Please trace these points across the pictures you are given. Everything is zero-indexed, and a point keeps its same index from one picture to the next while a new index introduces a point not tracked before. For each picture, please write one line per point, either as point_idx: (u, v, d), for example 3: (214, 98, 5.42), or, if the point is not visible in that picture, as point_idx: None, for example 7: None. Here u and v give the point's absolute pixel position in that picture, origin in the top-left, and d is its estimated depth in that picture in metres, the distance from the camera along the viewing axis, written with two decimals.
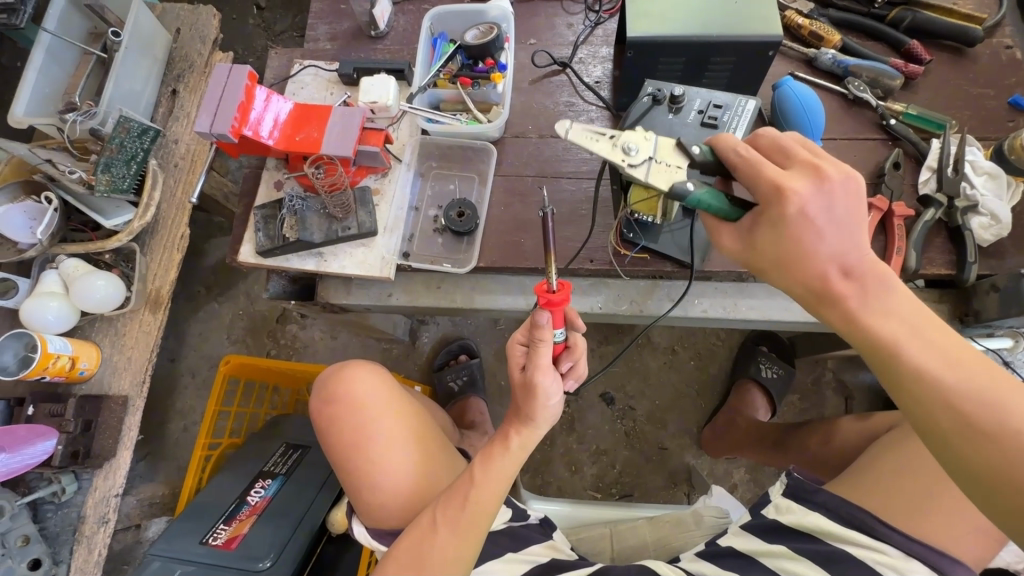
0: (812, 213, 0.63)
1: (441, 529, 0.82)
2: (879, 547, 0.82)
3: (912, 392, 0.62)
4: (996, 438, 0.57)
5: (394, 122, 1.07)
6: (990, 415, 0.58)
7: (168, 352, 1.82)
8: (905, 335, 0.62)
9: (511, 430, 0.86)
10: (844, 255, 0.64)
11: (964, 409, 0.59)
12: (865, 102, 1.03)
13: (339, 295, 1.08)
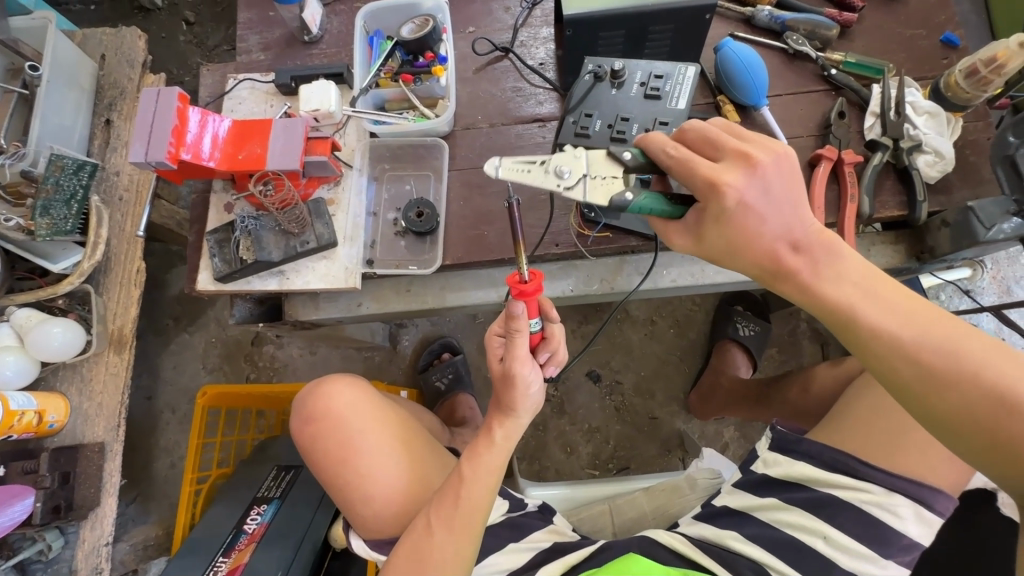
0: (753, 197, 0.65)
1: (437, 534, 0.82)
2: (862, 487, 0.85)
3: (869, 350, 0.65)
4: (949, 382, 0.61)
5: (340, 128, 1.04)
6: (943, 361, 0.62)
7: (143, 390, 1.77)
8: (859, 296, 0.65)
9: (494, 423, 0.86)
10: (791, 230, 0.67)
11: (922, 359, 0.62)
12: (805, 55, 1.04)
13: (307, 312, 1.06)
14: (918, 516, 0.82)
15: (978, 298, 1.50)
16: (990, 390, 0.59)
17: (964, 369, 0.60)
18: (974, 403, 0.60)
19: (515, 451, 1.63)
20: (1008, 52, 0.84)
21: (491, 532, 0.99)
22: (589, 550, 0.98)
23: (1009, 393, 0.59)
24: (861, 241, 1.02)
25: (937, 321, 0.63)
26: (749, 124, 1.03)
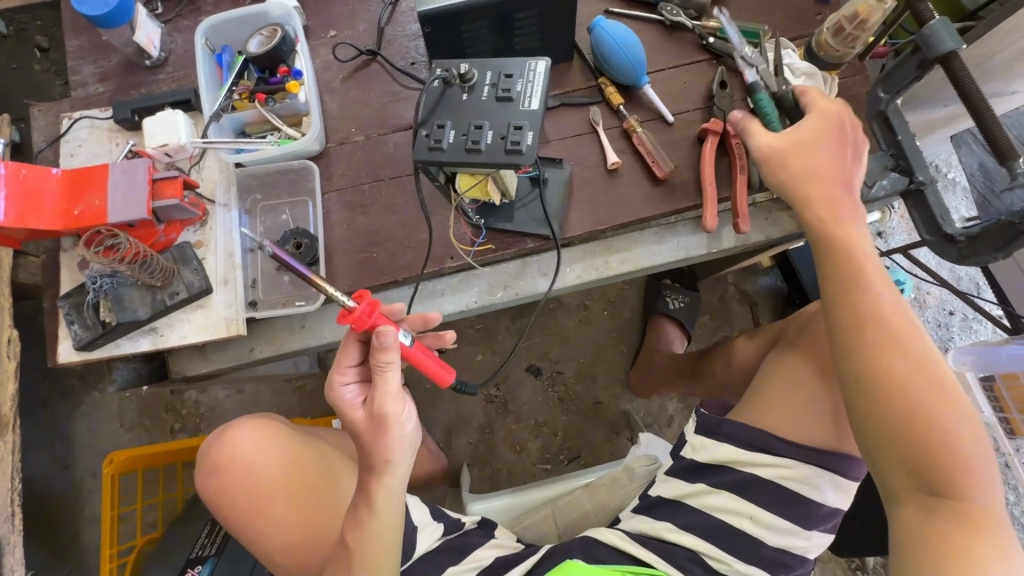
0: (835, 148, 0.80)
1: None
2: (785, 465, 0.85)
3: (853, 302, 0.75)
4: (908, 356, 0.71)
5: (196, 162, 0.94)
6: (908, 337, 0.72)
7: (58, 461, 1.58)
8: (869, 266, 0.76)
9: (369, 482, 0.76)
10: (847, 190, 0.80)
11: (895, 329, 0.72)
12: (681, 25, 1.01)
13: (194, 365, 0.97)
14: (835, 484, 0.85)
15: (887, 241, 1.55)
16: (940, 380, 0.71)
17: (918, 356, 0.71)
18: (920, 386, 0.70)
19: (466, 458, 1.58)
20: (867, 7, 0.84)
21: (429, 557, 0.95)
22: (533, 559, 0.94)
23: (954, 395, 0.70)
24: (759, 211, 1.01)
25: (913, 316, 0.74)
26: (634, 103, 0.99)
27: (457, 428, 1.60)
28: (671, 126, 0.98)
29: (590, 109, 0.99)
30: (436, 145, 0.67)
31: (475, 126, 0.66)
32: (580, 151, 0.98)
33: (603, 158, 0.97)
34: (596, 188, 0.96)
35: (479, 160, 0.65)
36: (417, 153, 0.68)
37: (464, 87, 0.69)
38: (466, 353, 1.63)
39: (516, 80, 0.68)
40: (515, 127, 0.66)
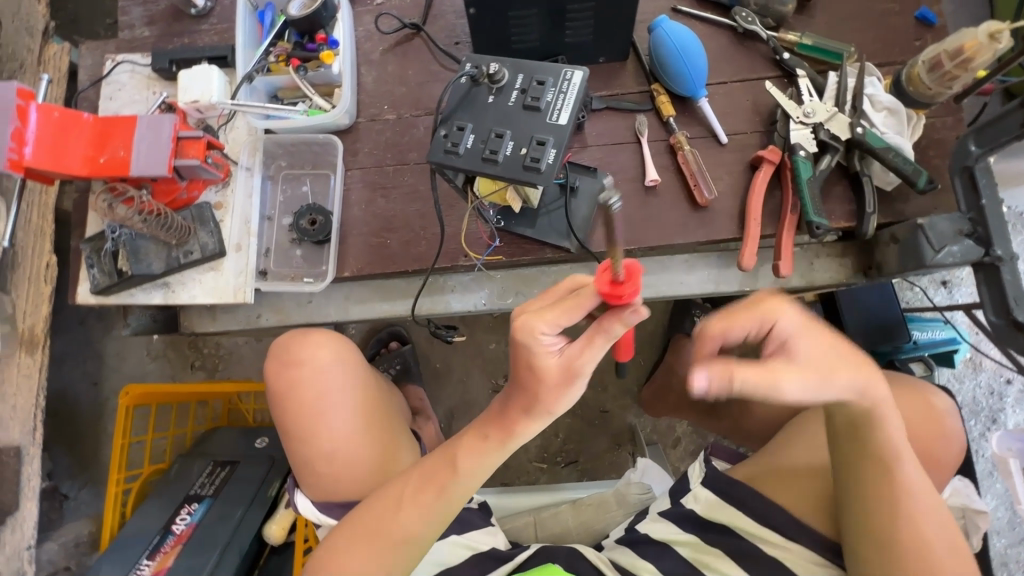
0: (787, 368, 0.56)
1: (405, 511, 0.73)
2: (797, 553, 0.79)
3: (867, 487, 0.68)
4: (931, 547, 0.65)
5: (224, 122, 0.94)
6: (928, 528, 0.66)
7: (90, 377, 1.63)
8: (905, 462, 0.67)
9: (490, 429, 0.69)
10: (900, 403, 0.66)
11: (916, 516, 0.66)
12: (755, 35, 0.91)
13: (203, 322, 0.99)
14: None
15: (950, 294, 1.40)
16: (959, 553, 0.66)
17: (942, 548, 0.65)
18: (947, 569, 0.65)
19: None
20: (976, 44, 0.73)
21: None
22: (522, 557, 0.90)
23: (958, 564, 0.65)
24: (804, 254, 0.93)
25: (934, 499, 0.67)
26: (686, 117, 0.91)
27: (459, 413, 1.56)
28: (723, 147, 0.89)
29: (636, 117, 0.91)
30: (452, 148, 0.62)
31: (496, 133, 0.62)
32: (619, 162, 0.91)
33: (642, 173, 0.90)
34: (629, 203, 0.89)
35: (494, 171, 0.61)
36: (432, 153, 0.63)
37: (492, 89, 0.64)
38: (479, 340, 1.58)
39: (547, 88, 0.63)
40: (537, 141, 0.61)
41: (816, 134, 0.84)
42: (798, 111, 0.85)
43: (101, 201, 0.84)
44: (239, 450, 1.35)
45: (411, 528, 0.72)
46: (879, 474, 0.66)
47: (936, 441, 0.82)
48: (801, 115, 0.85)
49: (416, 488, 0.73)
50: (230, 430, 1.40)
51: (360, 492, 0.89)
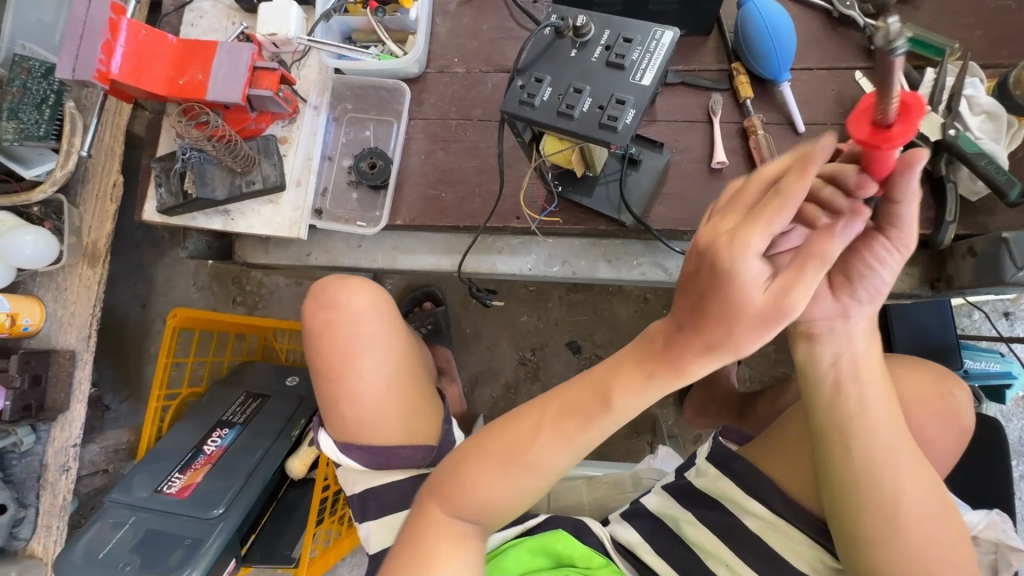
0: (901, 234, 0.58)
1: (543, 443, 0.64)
2: (780, 526, 0.78)
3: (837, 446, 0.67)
4: (915, 504, 0.65)
5: (298, 59, 0.95)
6: (912, 488, 0.66)
7: (139, 299, 1.70)
8: (887, 408, 0.66)
9: (613, 387, 0.60)
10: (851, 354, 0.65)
11: (905, 476, 0.66)
12: (851, 21, 0.86)
13: (255, 253, 1.02)
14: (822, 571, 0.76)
15: (1012, 326, 1.33)
16: (939, 507, 0.66)
17: (923, 505, 0.66)
18: (932, 524, 0.66)
19: (484, 410, 1.56)
20: None
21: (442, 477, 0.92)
22: (531, 523, 0.91)
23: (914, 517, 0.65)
24: None
25: (920, 460, 0.67)
26: (764, 100, 0.87)
27: (483, 380, 1.58)
28: (799, 137, 0.86)
29: (711, 96, 0.88)
30: (528, 99, 0.61)
31: (575, 88, 0.60)
32: (687, 140, 0.88)
33: (709, 154, 0.87)
34: (691, 184, 0.87)
35: (568, 126, 0.60)
36: (505, 102, 0.63)
37: (576, 43, 0.62)
38: (511, 311, 1.58)
39: (634, 46, 0.61)
40: (617, 101, 0.59)
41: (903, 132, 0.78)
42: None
43: (177, 122, 0.85)
44: (270, 386, 1.40)
45: (508, 490, 0.66)
46: (858, 425, 0.66)
47: (926, 417, 0.78)
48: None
49: (508, 447, 0.65)
50: (264, 366, 1.46)
51: (387, 440, 0.90)
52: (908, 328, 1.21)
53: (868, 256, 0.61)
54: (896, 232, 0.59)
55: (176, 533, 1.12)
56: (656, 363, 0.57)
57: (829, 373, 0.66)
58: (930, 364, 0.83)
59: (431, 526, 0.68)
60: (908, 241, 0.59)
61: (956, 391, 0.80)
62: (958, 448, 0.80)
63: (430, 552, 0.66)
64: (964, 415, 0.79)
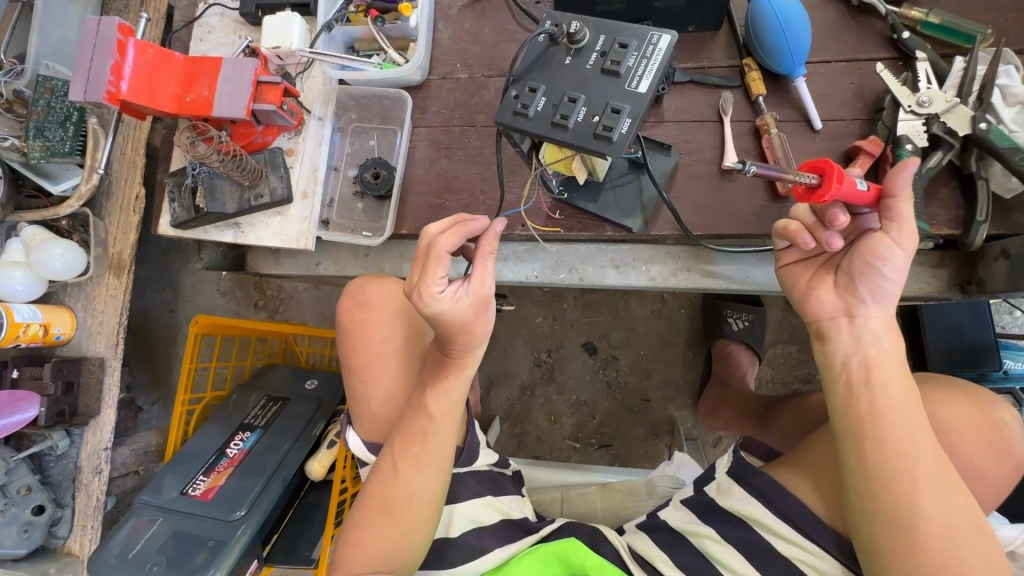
0: (898, 245, 0.64)
1: (404, 472, 0.78)
2: (808, 548, 0.74)
3: (858, 440, 0.65)
4: (941, 517, 0.61)
5: (302, 70, 0.95)
6: (935, 505, 0.61)
7: (167, 304, 1.75)
8: (910, 410, 0.64)
9: (431, 385, 0.79)
10: (863, 349, 0.67)
11: (931, 488, 0.61)
12: (872, 8, 0.81)
13: (268, 263, 1.04)
14: None
15: None
16: (971, 526, 0.61)
17: (950, 522, 0.60)
18: (965, 542, 0.60)
19: (500, 412, 1.56)
20: None
21: (458, 483, 0.91)
22: (546, 530, 0.90)
23: (949, 524, 0.60)
24: None
25: (949, 477, 0.62)
26: (778, 96, 0.83)
27: (499, 381, 1.56)
28: (815, 134, 0.82)
29: (721, 94, 0.85)
30: (522, 111, 0.60)
31: (569, 99, 0.59)
32: (696, 141, 0.85)
33: (720, 155, 0.84)
34: (701, 186, 0.84)
35: (562, 137, 0.58)
36: (500, 114, 0.61)
37: (570, 50, 0.61)
38: (526, 312, 1.57)
39: (630, 52, 0.59)
40: (612, 110, 0.58)
41: (929, 127, 0.74)
42: (911, 99, 0.75)
43: (183, 140, 0.85)
44: (290, 389, 1.39)
45: (408, 482, 0.77)
46: (872, 426, 0.64)
47: (976, 447, 0.71)
48: (914, 103, 0.75)
49: (408, 446, 0.79)
50: (287, 369, 1.44)
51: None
52: (939, 329, 1.15)
53: (865, 253, 0.65)
54: (895, 227, 0.64)
55: (201, 535, 1.15)
56: (446, 357, 0.78)
57: (840, 373, 0.68)
58: (979, 390, 0.76)
59: (362, 526, 0.79)
60: (908, 239, 0.63)
61: (1006, 417, 0.73)
62: (1010, 479, 0.73)
63: (366, 540, 0.77)
64: (1018, 447, 0.72)
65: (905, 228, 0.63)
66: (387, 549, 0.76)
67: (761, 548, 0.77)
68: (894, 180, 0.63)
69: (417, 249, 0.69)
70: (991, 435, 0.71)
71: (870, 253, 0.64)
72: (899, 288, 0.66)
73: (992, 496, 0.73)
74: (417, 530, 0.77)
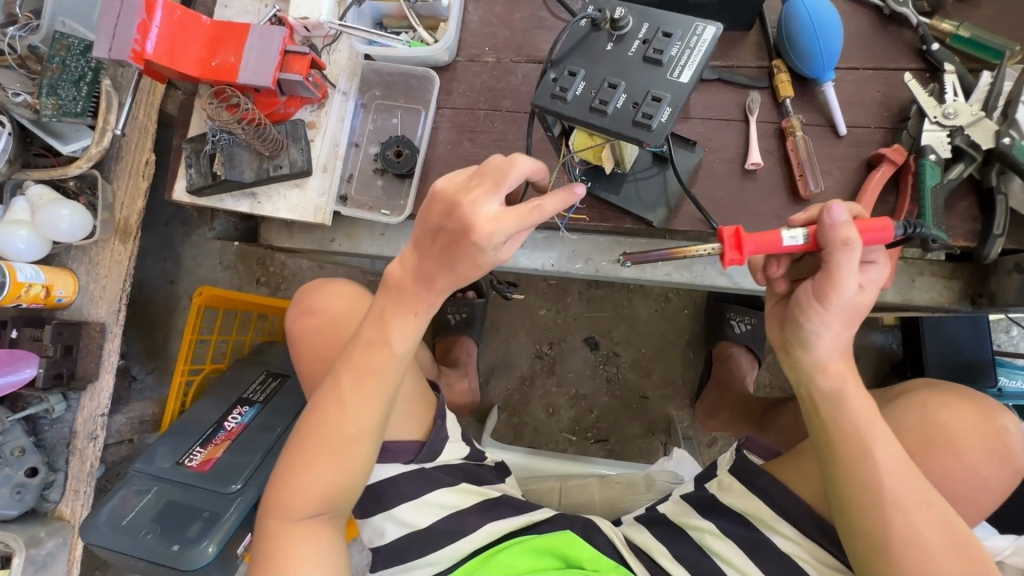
0: (813, 298, 0.62)
1: (339, 405, 0.70)
2: (812, 550, 0.74)
3: (836, 453, 0.65)
4: (915, 540, 0.61)
5: (328, 43, 0.94)
6: (908, 527, 0.61)
7: (167, 275, 1.65)
8: (879, 432, 0.64)
9: (387, 311, 0.68)
10: (841, 356, 0.65)
11: (904, 511, 0.61)
12: (903, 19, 0.82)
13: (281, 237, 1.04)
14: None
15: None
16: (951, 541, 0.61)
17: (924, 544, 0.61)
18: (941, 561, 0.60)
19: (499, 401, 1.56)
20: None
21: (461, 466, 0.91)
22: (539, 515, 0.89)
23: (930, 542, 0.61)
24: (907, 269, 0.86)
25: (926, 493, 0.62)
26: (804, 100, 0.84)
27: (499, 371, 1.57)
28: (839, 140, 0.83)
29: (748, 93, 0.85)
30: (560, 94, 0.60)
31: (608, 84, 0.59)
32: (720, 139, 0.86)
33: (744, 155, 0.85)
34: (723, 184, 0.85)
35: (601, 123, 0.59)
36: (538, 96, 0.61)
37: (612, 36, 0.61)
38: (531, 303, 1.57)
39: (673, 42, 0.59)
40: (652, 98, 0.58)
41: (953, 139, 0.75)
42: (937, 110, 0.76)
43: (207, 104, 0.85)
44: None
45: (355, 421, 0.70)
46: (852, 441, 0.64)
47: (978, 453, 0.72)
48: (940, 115, 0.76)
49: (357, 381, 0.69)
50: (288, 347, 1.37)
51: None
52: (939, 343, 1.17)
53: (797, 305, 0.64)
54: (818, 284, 0.61)
55: (196, 506, 1.09)
56: (415, 282, 0.65)
57: (806, 395, 0.68)
58: (983, 398, 0.77)
59: (295, 464, 0.71)
60: (835, 297, 0.60)
61: (1009, 424, 0.74)
62: (1008, 486, 0.74)
63: (300, 481, 0.70)
64: (1018, 454, 0.73)
65: (828, 282, 0.60)
66: (325, 494, 0.71)
67: (759, 546, 0.78)
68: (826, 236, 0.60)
69: (489, 162, 0.59)
70: (992, 441, 0.73)
71: (798, 300, 0.64)
72: (837, 335, 0.63)
73: (991, 501, 0.74)
74: (358, 474, 0.72)
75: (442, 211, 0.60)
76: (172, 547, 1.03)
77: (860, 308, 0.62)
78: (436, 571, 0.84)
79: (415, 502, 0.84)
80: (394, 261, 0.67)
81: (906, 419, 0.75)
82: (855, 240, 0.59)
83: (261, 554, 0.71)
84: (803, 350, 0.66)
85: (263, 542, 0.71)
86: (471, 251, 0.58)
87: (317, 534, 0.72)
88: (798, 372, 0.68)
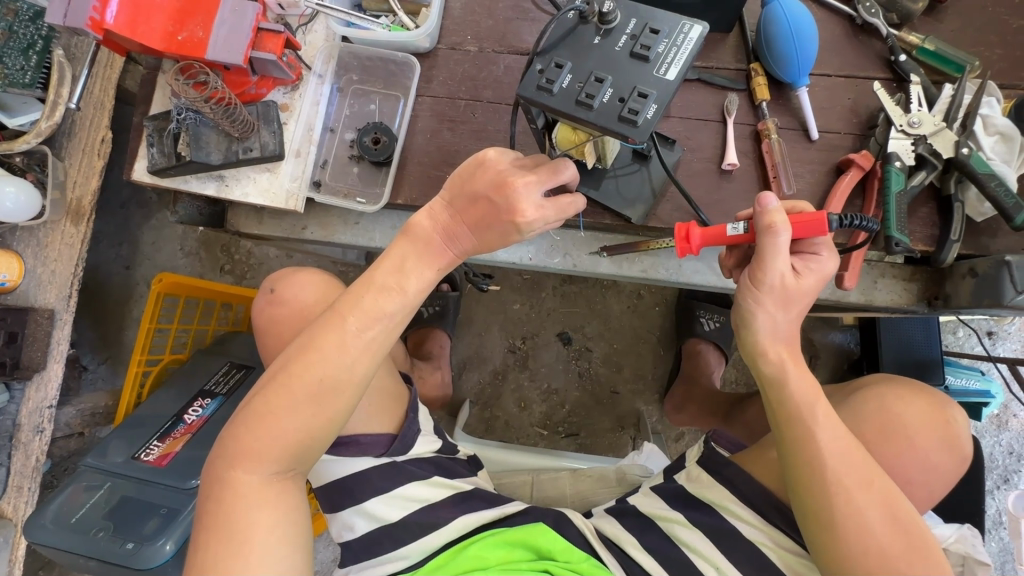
0: (755, 272, 0.66)
1: (331, 345, 0.65)
2: (774, 536, 0.77)
3: (786, 432, 0.67)
4: (856, 519, 0.63)
5: (304, 23, 0.91)
6: (852, 504, 0.64)
7: (122, 260, 1.56)
8: (821, 415, 0.66)
9: (406, 259, 0.66)
10: (785, 331, 0.68)
11: (848, 489, 0.64)
12: (874, 29, 0.85)
13: (252, 224, 1.00)
14: None
15: (994, 345, 1.35)
16: (891, 517, 0.64)
17: (866, 523, 0.63)
18: (885, 538, 0.63)
19: (470, 395, 1.55)
20: None
21: (434, 459, 0.89)
22: (510, 509, 0.89)
23: (872, 518, 0.63)
24: (869, 271, 0.90)
25: (868, 470, 0.65)
26: (779, 103, 0.86)
27: (471, 365, 1.56)
28: (811, 144, 0.85)
29: (727, 95, 0.87)
30: (547, 85, 0.60)
31: (596, 79, 0.59)
32: (699, 139, 0.87)
33: (721, 155, 0.86)
34: (702, 183, 0.86)
35: (587, 117, 0.59)
36: (523, 88, 0.61)
37: (600, 30, 0.61)
38: (505, 297, 1.56)
39: (661, 38, 0.60)
40: (639, 94, 0.58)
41: (916, 147, 0.79)
42: (902, 119, 0.79)
43: (174, 80, 0.80)
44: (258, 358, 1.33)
45: (348, 372, 0.66)
46: (802, 421, 0.66)
47: (929, 441, 0.76)
48: (905, 123, 0.79)
49: (361, 324, 0.65)
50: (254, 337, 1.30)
51: (350, 427, 0.83)
52: (895, 343, 1.23)
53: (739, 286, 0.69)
54: (754, 265, 0.66)
55: (152, 503, 1.03)
56: (442, 237, 0.66)
57: (757, 380, 0.71)
58: (935, 392, 0.81)
59: (269, 406, 0.66)
60: (766, 277, 0.65)
61: (957, 417, 0.79)
62: (956, 474, 0.78)
63: (273, 427, 0.65)
64: (964, 443, 0.78)
65: (760, 264, 0.65)
66: (299, 442, 0.66)
67: (726, 538, 0.79)
68: (758, 225, 0.65)
69: (535, 158, 0.65)
70: (940, 429, 0.77)
71: (738, 284, 0.69)
72: (785, 312, 0.67)
73: (942, 488, 0.78)
74: (336, 426, 0.68)
75: (489, 180, 0.62)
76: (127, 545, 0.97)
77: (798, 289, 0.66)
78: (405, 565, 0.83)
79: (387, 496, 0.82)
80: (422, 211, 0.66)
81: (864, 410, 0.78)
82: (783, 225, 0.63)
83: (212, 504, 0.65)
84: (748, 329, 0.69)
85: (218, 494, 0.65)
86: (506, 227, 0.62)
87: (281, 488, 0.67)
88: (747, 356, 0.71)
